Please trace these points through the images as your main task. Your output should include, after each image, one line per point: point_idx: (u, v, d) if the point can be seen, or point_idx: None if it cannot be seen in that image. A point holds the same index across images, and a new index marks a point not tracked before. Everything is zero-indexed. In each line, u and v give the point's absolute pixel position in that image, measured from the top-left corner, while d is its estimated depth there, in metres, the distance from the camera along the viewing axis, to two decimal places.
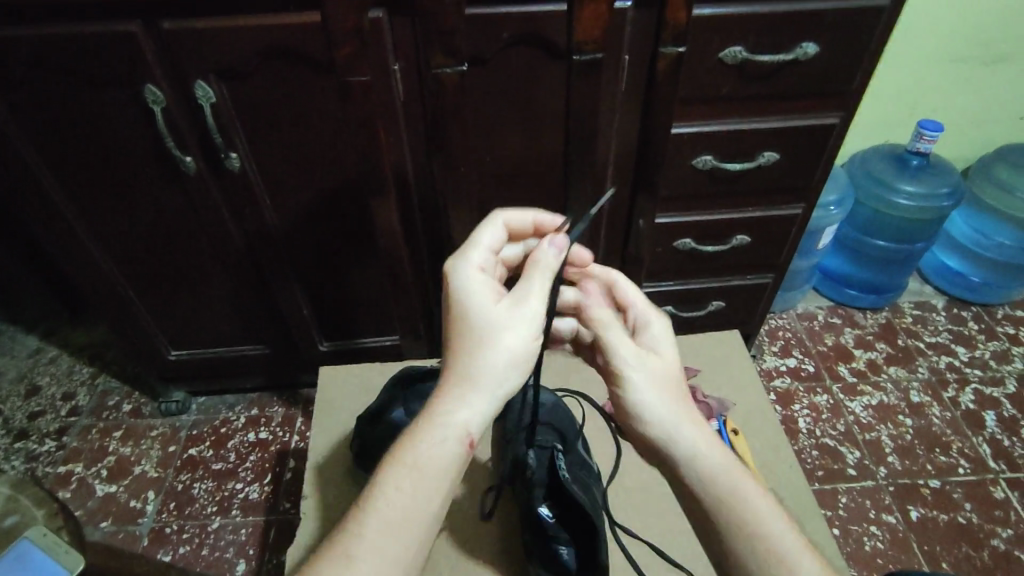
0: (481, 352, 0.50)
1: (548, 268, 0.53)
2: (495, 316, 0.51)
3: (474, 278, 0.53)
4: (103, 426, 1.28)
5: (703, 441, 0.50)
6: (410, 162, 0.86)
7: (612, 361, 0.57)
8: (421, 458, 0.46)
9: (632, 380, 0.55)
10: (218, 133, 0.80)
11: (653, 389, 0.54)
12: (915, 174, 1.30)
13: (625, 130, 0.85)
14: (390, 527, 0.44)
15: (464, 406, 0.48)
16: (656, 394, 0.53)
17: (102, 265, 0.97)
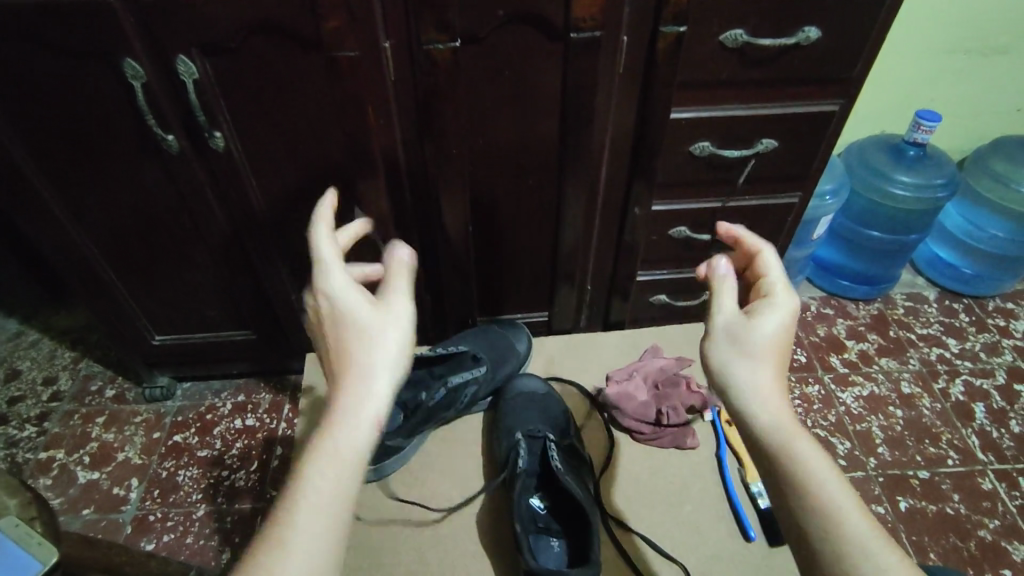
0: (349, 355, 0.48)
1: (405, 266, 0.54)
2: (374, 312, 0.50)
3: (337, 272, 0.51)
4: (85, 412, 1.26)
5: (785, 418, 0.48)
6: (400, 144, 0.83)
7: (714, 327, 0.54)
8: (337, 444, 0.44)
9: (732, 351, 0.52)
10: (201, 111, 0.77)
11: (755, 359, 0.51)
12: (912, 165, 1.28)
13: (621, 114, 0.83)
14: (313, 510, 0.42)
15: (366, 391, 0.47)
16: (756, 375, 0.50)
17: (82, 247, 0.95)
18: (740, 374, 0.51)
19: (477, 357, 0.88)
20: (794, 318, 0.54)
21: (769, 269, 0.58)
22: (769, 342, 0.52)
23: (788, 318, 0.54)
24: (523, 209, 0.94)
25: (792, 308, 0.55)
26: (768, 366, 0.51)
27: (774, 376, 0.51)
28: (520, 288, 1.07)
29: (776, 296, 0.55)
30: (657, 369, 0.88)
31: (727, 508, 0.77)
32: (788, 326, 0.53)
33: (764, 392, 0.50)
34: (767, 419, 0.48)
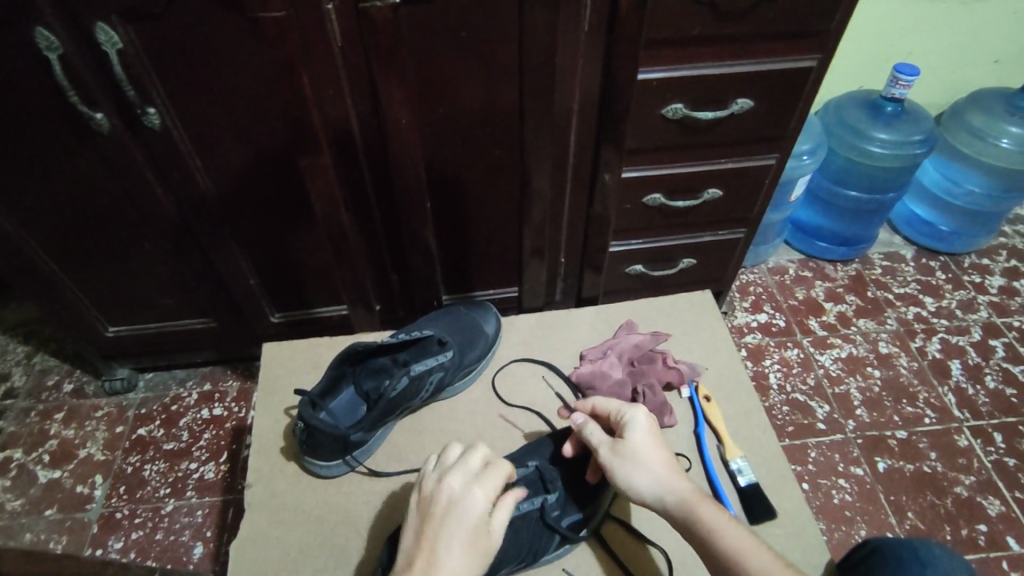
0: (454, 530, 0.56)
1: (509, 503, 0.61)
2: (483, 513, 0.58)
3: (471, 503, 0.57)
4: (42, 409, 1.20)
5: (686, 493, 0.60)
6: (352, 116, 0.78)
7: (606, 456, 0.64)
8: None
9: (627, 469, 0.63)
10: (129, 84, 0.70)
11: (646, 463, 0.62)
12: (889, 121, 1.25)
13: (588, 78, 0.78)
14: None
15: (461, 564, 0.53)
16: (652, 479, 0.61)
17: (17, 237, 0.88)
18: (642, 483, 0.62)
19: (442, 341, 0.82)
20: (650, 420, 0.66)
21: (614, 407, 0.69)
22: (651, 450, 0.63)
23: (647, 423, 0.66)
24: (489, 182, 0.89)
25: (646, 415, 0.66)
26: (662, 466, 0.62)
27: (670, 469, 0.62)
28: (490, 264, 1.03)
29: (630, 413, 0.67)
30: (631, 346, 0.86)
31: (706, 486, 0.75)
32: (652, 427, 0.65)
33: (668, 487, 0.61)
34: (674, 508, 0.60)
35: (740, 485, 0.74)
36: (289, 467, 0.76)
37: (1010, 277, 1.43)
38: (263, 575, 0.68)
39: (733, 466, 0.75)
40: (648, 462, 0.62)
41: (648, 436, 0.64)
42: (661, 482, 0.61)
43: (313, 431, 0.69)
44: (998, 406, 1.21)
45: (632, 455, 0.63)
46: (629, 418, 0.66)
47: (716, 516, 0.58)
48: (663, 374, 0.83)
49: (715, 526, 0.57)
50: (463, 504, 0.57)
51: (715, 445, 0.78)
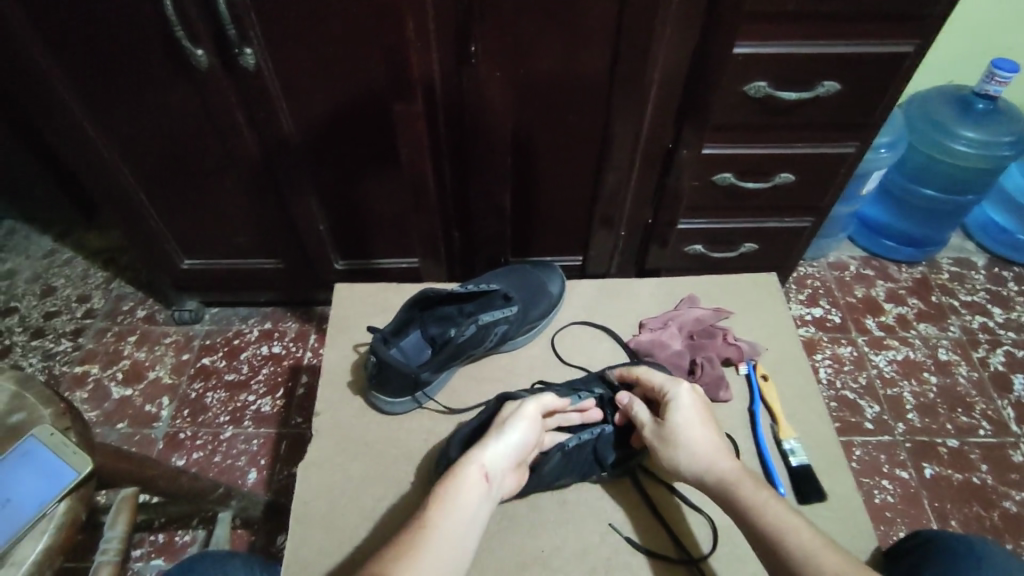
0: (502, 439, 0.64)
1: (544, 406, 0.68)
2: (526, 417, 0.66)
3: (525, 426, 0.66)
4: (118, 330, 1.28)
5: (730, 474, 0.61)
6: (436, 70, 0.79)
7: (650, 433, 0.66)
8: (465, 470, 0.60)
9: (670, 446, 0.64)
10: (230, 22, 0.73)
11: (688, 444, 0.63)
12: (978, 119, 1.19)
13: (674, 48, 0.77)
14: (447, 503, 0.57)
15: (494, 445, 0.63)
16: (692, 456, 0.63)
17: (113, 165, 0.93)
18: (684, 459, 0.63)
19: (508, 296, 0.84)
20: (694, 398, 0.67)
21: (657, 383, 0.70)
22: (693, 428, 0.64)
23: (691, 402, 0.67)
24: (562, 146, 0.90)
25: (690, 393, 0.67)
26: (704, 442, 0.63)
27: (712, 446, 0.63)
28: (552, 230, 1.04)
29: (674, 390, 0.68)
30: (693, 319, 0.86)
31: (757, 463, 0.75)
32: (695, 407, 0.66)
33: (710, 464, 0.62)
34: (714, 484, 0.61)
35: (791, 466, 0.74)
36: (355, 400, 0.80)
37: None
38: (323, 496, 0.72)
39: (785, 446, 0.76)
40: (692, 442, 0.63)
41: (693, 416, 0.65)
42: (703, 459, 0.62)
43: (385, 365, 0.73)
44: None
45: (675, 437, 0.64)
46: (672, 397, 0.67)
47: (756, 491, 0.58)
48: (723, 349, 0.83)
49: (755, 501, 0.57)
50: (518, 422, 0.66)
51: (768, 424, 0.79)
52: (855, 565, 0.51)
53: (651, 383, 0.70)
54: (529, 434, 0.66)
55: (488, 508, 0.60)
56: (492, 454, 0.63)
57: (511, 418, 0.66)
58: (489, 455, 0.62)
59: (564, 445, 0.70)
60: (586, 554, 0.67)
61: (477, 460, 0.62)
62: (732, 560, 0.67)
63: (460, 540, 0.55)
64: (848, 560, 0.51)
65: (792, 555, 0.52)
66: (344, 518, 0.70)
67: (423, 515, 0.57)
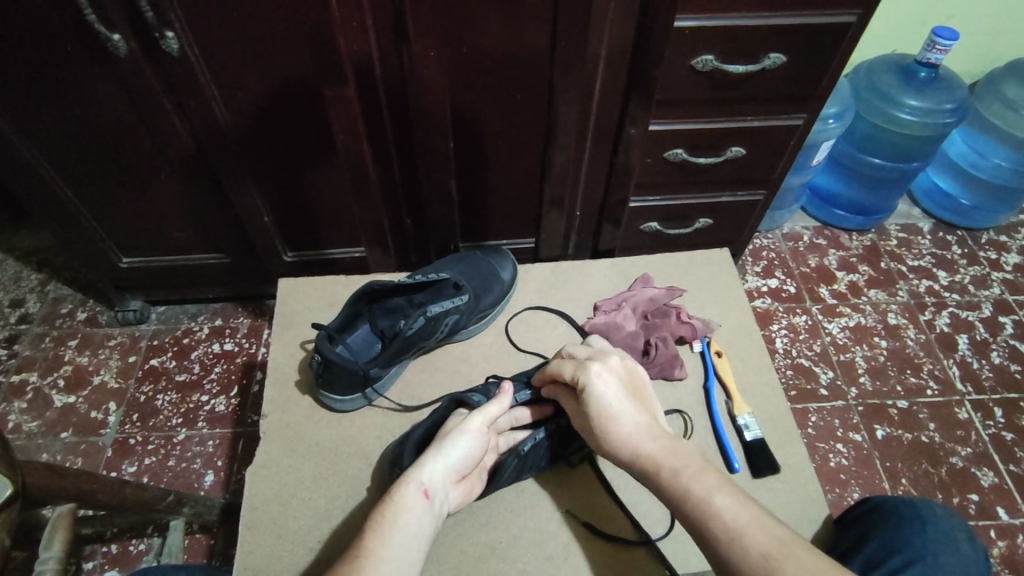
0: (446, 454, 0.63)
1: (490, 417, 0.67)
2: (471, 430, 0.65)
3: (468, 442, 0.64)
4: (57, 335, 1.22)
5: (653, 458, 0.57)
6: (374, 51, 0.76)
7: (578, 425, 0.66)
8: (405, 490, 0.58)
9: (593, 438, 0.63)
10: (148, 5, 0.67)
11: (610, 436, 0.61)
12: (921, 87, 1.21)
13: (620, 22, 0.75)
14: (387, 524, 0.55)
15: (436, 461, 0.62)
16: (609, 445, 0.61)
17: (31, 161, 0.87)
18: (605, 448, 0.61)
19: (458, 285, 0.83)
20: (599, 382, 0.63)
21: (569, 373, 0.66)
22: (605, 415, 0.61)
23: (604, 387, 0.63)
24: (510, 127, 0.88)
25: (597, 376, 0.64)
26: (618, 429, 0.60)
27: (628, 428, 0.60)
28: (506, 212, 1.02)
29: (581, 377, 0.65)
30: (646, 299, 0.87)
31: (712, 439, 0.77)
32: (609, 391, 0.63)
33: (628, 450, 0.59)
34: (634, 468, 0.59)
35: (745, 440, 0.76)
36: (304, 400, 0.79)
37: None
38: (278, 498, 0.71)
39: (739, 421, 0.77)
40: (613, 432, 0.60)
41: (609, 403, 0.62)
42: (618, 445, 0.60)
43: (330, 363, 0.71)
44: (1000, 381, 1.22)
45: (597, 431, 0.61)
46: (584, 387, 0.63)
47: (674, 472, 0.56)
48: (676, 328, 0.84)
49: (674, 482, 0.55)
50: (462, 437, 0.64)
51: (723, 400, 0.80)
52: (783, 541, 0.50)
53: (563, 372, 0.67)
54: (474, 449, 0.65)
55: (430, 527, 0.58)
56: (433, 469, 0.61)
57: (454, 435, 0.64)
58: (430, 472, 0.61)
59: (521, 450, 0.69)
60: (542, 544, 0.68)
61: (417, 478, 0.60)
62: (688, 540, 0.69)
63: (401, 558, 0.53)
64: (777, 537, 0.50)
65: (716, 540, 0.51)
66: (298, 520, 0.69)
67: (363, 539, 0.54)
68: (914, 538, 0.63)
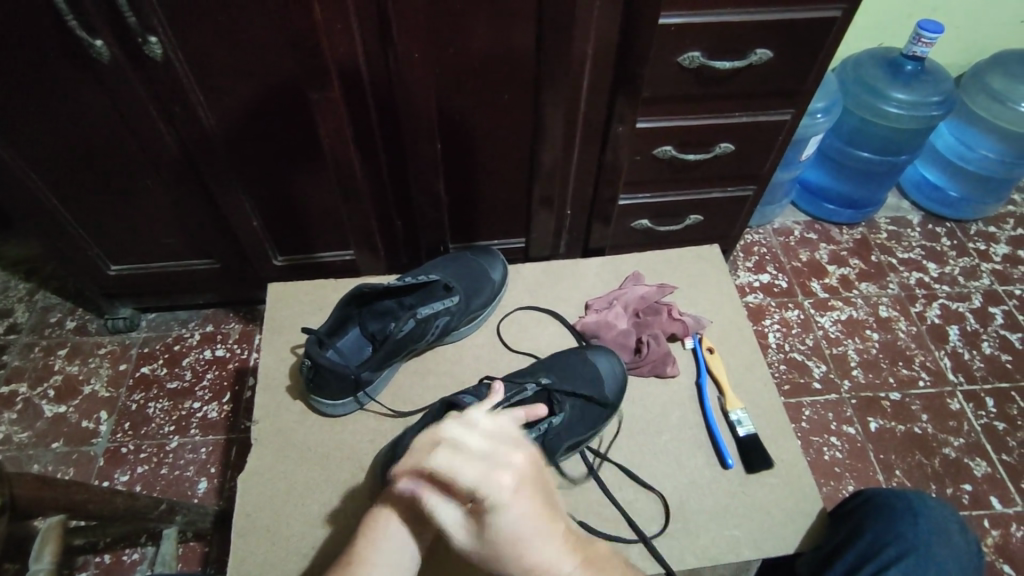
0: None
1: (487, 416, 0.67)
2: None
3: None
4: (46, 344, 1.21)
5: None
6: (360, 52, 0.75)
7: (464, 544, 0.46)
8: None
9: (487, 558, 0.45)
10: (129, 11, 0.67)
11: (515, 560, 0.44)
12: (908, 81, 1.21)
13: (606, 20, 0.74)
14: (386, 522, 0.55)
15: None
16: (509, 572, 0.45)
17: (15, 170, 0.86)
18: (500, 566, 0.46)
19: (449, 286, 0.83)
20: (514, 507, 0.44)
21: (471, 488, 0.44)
22: (513, 541, 0.44)
23: (512, 504, 0.44)
24: (498, 127, 0.88)
25: (508, 493, 0.44)
26: (526, 553, 0.44)
27: (540, 553, 0.45)
28: (496, 212, 1.02)
29: (483, 494, 0.44)
30: (638, 297, 0.87)
31: (705, 435, 0.77)
32: (518, 507, 0.45)
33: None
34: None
35: (739, 436, 0.76)
36: (296, 405, 0.78)
37: (1015, 245, 1.43)
38: (271, 505, 0.70)
39: (732, 416, 0.77)
40: (518, 557, 0.44)
41: (521, 522, 0.44)
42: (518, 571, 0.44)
43: (321, 368, 0.71)
44: (991, 371, 1.23)
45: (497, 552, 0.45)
46: (485, 506, 0.45)
47: None
48: (668, 325, 0.84)
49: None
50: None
51: (715, 396, 0.80)
52: None
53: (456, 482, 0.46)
54: None
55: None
56: None
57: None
58: None
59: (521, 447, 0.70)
60: None
61: None
62: (682, 536, 0.69)
63: (400, 556, 0.53)
64: None
65: None
66: (292, 527, 0.69)
67: (361, 537, 0.54)
68: (906, 531, 0.64)
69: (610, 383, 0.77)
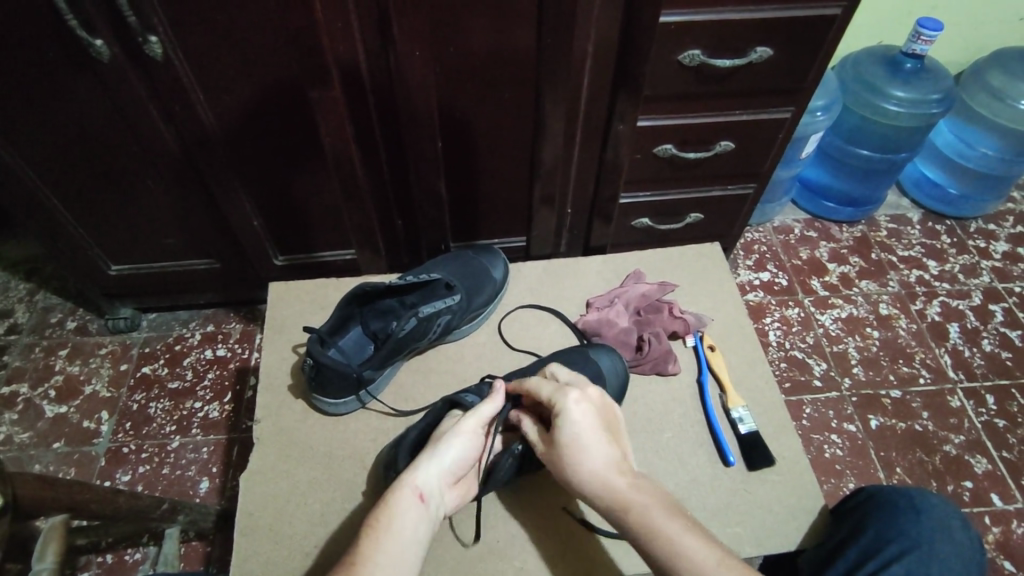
0: (440, 457, 0.62)
1: (483, 419, 0.66)
2: (464, 431, 0.65)
3: (462, 444, 0.64)
4: (46, 344, 1.21)
5: (616, 492, 0.57)
6: (360, 52, 0.75)
7: (540, 449, 0.64)
8: (399, 493, 0.58)
9: (555, 462, 0.61)
10: (129, 10, 0.67)
11: (579, 462, 0.59)
12: (907, 79, 1.21)
13: (606, 19, 0.75)
14: (383, 528, 0.55)
15: (430, 463, 0.62)
16: (571, 470, 0.59)
17: (16, 170, 0.86)
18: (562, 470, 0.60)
19: (450, 284, 0.83)
20: (578, 409, 0.61)
21: (546, 393, 0.64)
22: (576, 444, 0.59)
23: (580, 411, 0.61)
24: (499, 126, 0.88)
25: (575, 402, 0.62)
26: (586, 461, 0.59)
27: (596, 463, 0.58)
28: (496, 211, 1.02)
29: (558, 401, 0.62)
30: (639, 295, 0.87)
31: (707, 433, 0.77)
32: (585, 415, 0.61)
33: (592, 482, 0.58)
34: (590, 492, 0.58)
35: (740, 433, 0.76)
36: (298, 405, 0.78)
37: (1015, 243, 1.43)
38: (273, 504, 0.70)
39: (733, 414, 0.77)
40: (581, 460, 0.59)
41: (586, 429, 0.60)
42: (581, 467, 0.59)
43: (323, 367, 0.71)
44: (992, 368, 1.23)
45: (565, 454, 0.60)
46: (557, 408, 0.61)
47: (644, 511, 0.55)
48: (669, 323, 0.84)
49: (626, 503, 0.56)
50: (455, 439, 0.64)
51: (717, 394, 0.80)
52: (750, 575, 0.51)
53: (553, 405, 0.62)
54: (468, 450, 0.64)
55: (426, 530, 0.58)
56: (428, 473, 0.61)
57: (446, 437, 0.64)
58: (424, 475, 0.60)
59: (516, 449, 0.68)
60: (540, 543, 0.70)
61: (412, 481, 0.60)
62: None
63: (397, 560, 0.53)
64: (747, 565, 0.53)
65: None
66: (294, 526, 0.69)
67: (358, 543, 0.54)
68: (908, 528, 0.64)
69: (611, 381, 0.76)
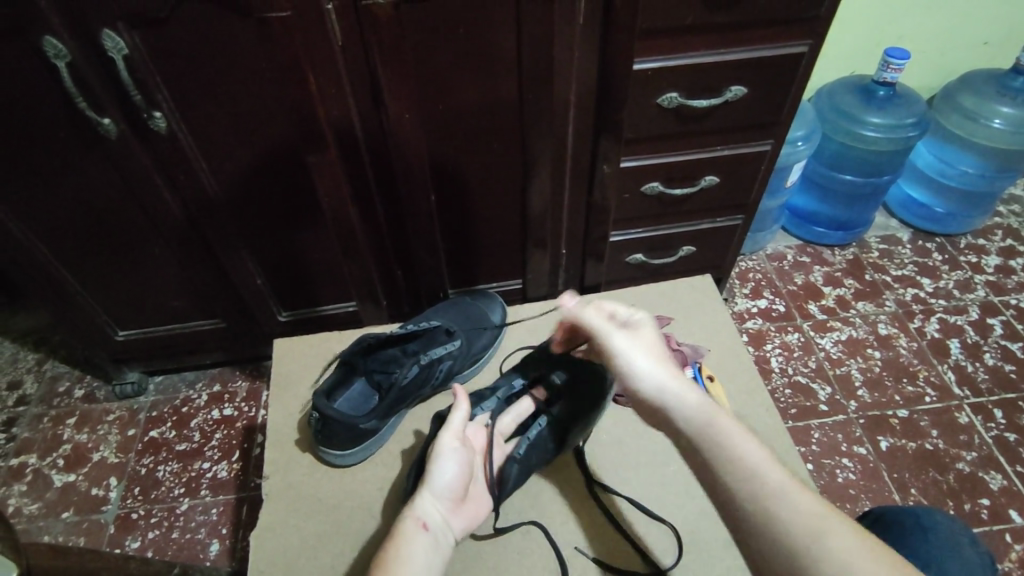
0: (434, 479, 0.64)
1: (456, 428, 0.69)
2: (445, 445, 0.67)
3: (449, 462, 0.66)
4: (55, 414, 1.21)
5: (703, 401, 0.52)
6: (354, 115, 0.79)
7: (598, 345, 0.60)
8: (404, 524, 0.59)
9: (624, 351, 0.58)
10: (135, 88, 0.71)
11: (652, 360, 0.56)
12: (880, 105, 1.26)
13: (584, 69, 0.79)
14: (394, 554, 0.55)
15: (427, 493, 0.63)
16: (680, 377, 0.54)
17: (26, 243, 0.89)
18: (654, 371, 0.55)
19: (450, 331, 0.86)
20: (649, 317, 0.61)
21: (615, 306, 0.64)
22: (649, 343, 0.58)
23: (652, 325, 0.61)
24: (490, 175, 0.91)
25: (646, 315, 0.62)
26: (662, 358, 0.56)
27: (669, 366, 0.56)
28: (492, 257, 1.05)
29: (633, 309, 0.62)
30: None
31: None
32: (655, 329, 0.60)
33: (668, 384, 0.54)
34: (684, 406, 0.53)
35: None
36: (305, 459, 0.79)
37: (1006, 256, 1.45)
38: (284, 560, 0.70)
39: None
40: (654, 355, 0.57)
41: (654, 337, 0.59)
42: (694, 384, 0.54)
43: (329, 420, 0.72)
44: (996, 382, 1.23)
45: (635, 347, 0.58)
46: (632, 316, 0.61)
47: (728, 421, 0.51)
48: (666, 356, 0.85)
49: (732, 439, 0.49)
50: (441, 460, 0.66)
51: None
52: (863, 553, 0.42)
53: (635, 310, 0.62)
54: (459, 464, 0.66)
55: (438, 555, 0.57)
56: (426, 500, 0.62)
57: (432, 463, 0.66)
58: (423, 506, 0.61)
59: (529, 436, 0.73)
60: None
61: (414, 513, 0.60)
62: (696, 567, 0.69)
63: None
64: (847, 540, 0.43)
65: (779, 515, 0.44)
66: None
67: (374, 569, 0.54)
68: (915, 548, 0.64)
69: None
